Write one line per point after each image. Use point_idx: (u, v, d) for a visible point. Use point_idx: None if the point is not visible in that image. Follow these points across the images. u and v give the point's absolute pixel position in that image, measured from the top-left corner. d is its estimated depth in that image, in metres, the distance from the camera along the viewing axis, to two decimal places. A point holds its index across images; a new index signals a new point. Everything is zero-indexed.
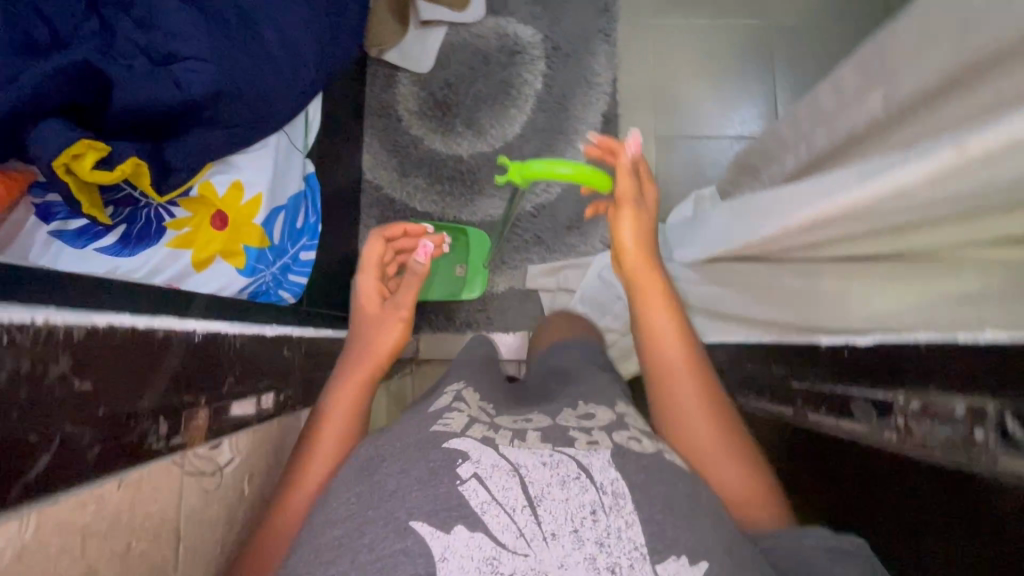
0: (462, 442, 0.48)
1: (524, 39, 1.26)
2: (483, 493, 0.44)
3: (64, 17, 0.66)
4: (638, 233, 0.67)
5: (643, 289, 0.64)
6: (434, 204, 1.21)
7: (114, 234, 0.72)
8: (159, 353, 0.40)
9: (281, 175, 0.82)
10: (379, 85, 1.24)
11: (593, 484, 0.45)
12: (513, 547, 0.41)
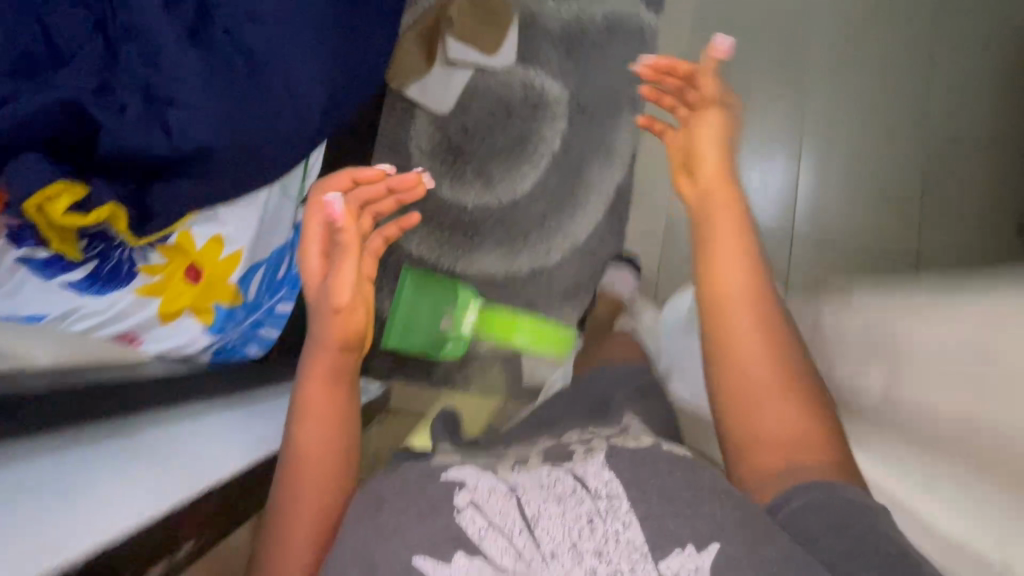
0: (457, 471, 0.54)
1: (549, 94, 1.22)
2: (480, 519, 0.50)
3: (70, 35, 0.66)
4: (719, 141, 0.64)
5: (715, 242, 0.61)
6: (429, 251, 1.18)
7: (84, 268, 0.70)
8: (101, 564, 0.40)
9: (266, 228, 0.78)
10: (394, 119, 1.20)
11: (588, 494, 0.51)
12: (513, 571, 0.47)
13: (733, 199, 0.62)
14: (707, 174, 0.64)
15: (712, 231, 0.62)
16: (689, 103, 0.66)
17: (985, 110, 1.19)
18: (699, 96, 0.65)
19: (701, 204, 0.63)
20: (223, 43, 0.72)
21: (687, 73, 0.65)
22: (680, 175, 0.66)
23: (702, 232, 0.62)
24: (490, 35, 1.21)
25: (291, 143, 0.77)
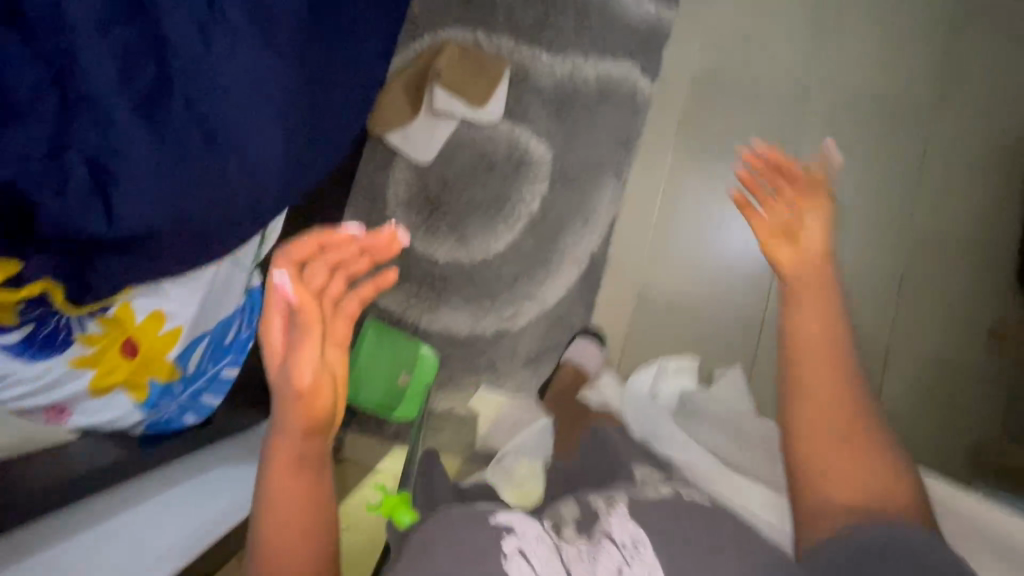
0: (504, 516, 0.55)
1: (533, 154, 1.21)
2: (526, 569, 0.51)
3: (24, 84, 0.63)
4: (822, 235, 0.71)
5: (802, 297, 0.68)
6: (396, 303, 1.17)
7: (18, 332, 0.65)
8: None
9: (215, 299, 0.79)
10: (372, 165, 1.19)
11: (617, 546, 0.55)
12: None
13: (826, 278, 0.69)
14: (807, 253, 0.70)
15: (805, 289, 0.68)
16: (784, 194, 0.73)
17: (960, 217, 1.21)
18: (803, 189, 0.72)
19: (798, 278, 0.69)
20: (175, 113, 0.71)
21: (790, 168, 0.74)
22: (774, 245, 0.71)
23: (792, 302, 0.68)
24: (478, 89, 1.18)
25: (245, 218, 0.78)
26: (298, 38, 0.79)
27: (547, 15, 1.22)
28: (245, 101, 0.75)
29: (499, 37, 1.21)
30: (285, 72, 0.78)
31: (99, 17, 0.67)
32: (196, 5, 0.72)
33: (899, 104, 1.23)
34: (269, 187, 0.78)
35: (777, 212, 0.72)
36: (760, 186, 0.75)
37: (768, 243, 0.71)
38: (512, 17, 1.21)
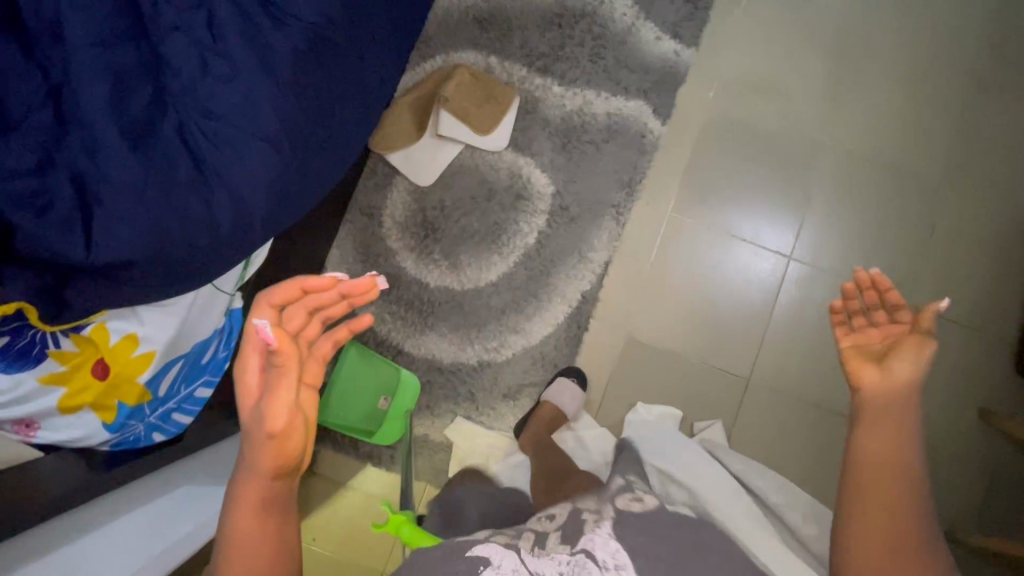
0: (483, 549, 0.61)
1: (536, 186, 1.19)
2: None
3: (19, 102, 0.66)
4: (919, 369, 0.60)
5: (873, 417, 0.60)
6: (383, 324, 1.17)
7: None
8: None
9: (191, 322, 0.79)
10: (372, 183, 1.19)
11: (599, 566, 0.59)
12: None
13: (907, 413, 0.60)
14: (894, 381, 0.60)
15: (883, 415, 0.60)
16: (883, 320, 0.64)
17: (965, 291, 1.19)
18: (905, 319, 0.63)
19: (875, 399, 0.61)
20: (165, 141, 0.72)
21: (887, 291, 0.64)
22: (856, 364, 0.62)
23: (863, 423, 0.61)
24: (486, 116, 1.16)
25: (233, 252, 0.78)
26: (296, 68, 0.78)
27: (562, 46, 1.20)
28: (236, 130, 0.75)
29: (512, 64, 1.20)
30: (283, 104, 0.77)
31: (101, 41, 0.69)
32: (197, 33, 0.74)
33: (907, 172, 1.22)
34: (251, 218, 0.77)
35: (867, 334, 0.64)
36: (856, 307, 0.66)
37: (853, 362, 0.63)
38: (527, 46, 1.20)
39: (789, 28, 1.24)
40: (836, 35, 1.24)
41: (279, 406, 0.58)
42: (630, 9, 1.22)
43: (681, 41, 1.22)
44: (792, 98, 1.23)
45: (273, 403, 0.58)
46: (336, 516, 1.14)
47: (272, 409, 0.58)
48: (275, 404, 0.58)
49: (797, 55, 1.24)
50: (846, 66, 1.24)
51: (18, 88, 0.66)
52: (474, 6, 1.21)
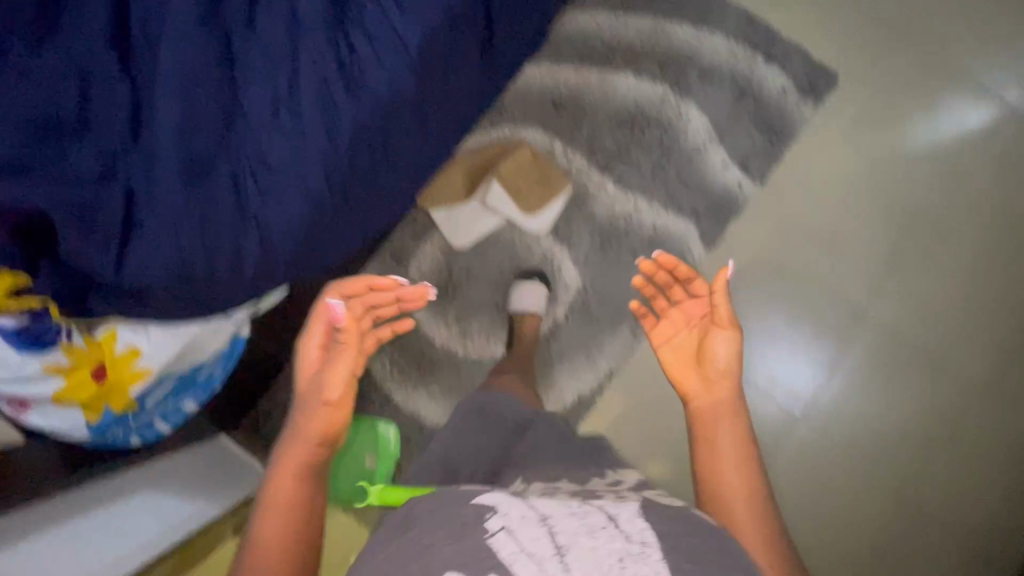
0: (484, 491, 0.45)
1: (562, 276, 1.19)
2: (513, 544, 0.41)
3: (101, 115, 0.71)
4: (734, 356, 0.65)
5: (701, 428, 0.63)
6: (379, 368, 1.19)
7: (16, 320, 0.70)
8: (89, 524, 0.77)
9: (195, 346, 0.83)
10: (410, 231, 1.21)
11: (625, 536, 0.43)
12: None
13: (731, 412, 0.63)
14: (713, 376, 0.65)
15: (713, 424, 0.63)
16: (680, 295, 0.72)
17: (972, 506, 1.12)
18: (698, 292, 0.71)
19: (702, 407, 0.64)
20: (218, 180, 0.76)
21: (687, 277, 0.73)
22: (677, 370, 0.67)
23: (701, 441, 0.62)
24: (533, 198, 1.17)
25: (249, 290, 0.82)
26: (356, 138, 0.81)
27: (628, 149, 1.21)
28: (285, 188, 0.78)
29: (574, 153, 1.21)
30: (333, 167, 0.81)
31: (188, 76, 0.74)
32: (276, 83, 0.78)
33: (945, 370, 1.16)
34: (274, 267, 0.81)
35: (670, 328, 0.70)
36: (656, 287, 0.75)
37: (673, 366, 0.67)
38: (594, 140, 1.21)
39: (863, 189, 1.21)
40: (909, 210, 1.20)
41: (336, 378, 0.59)
42: (704, 130, 1.21)
43: (747, 174, 1.20)
44: (847, 257, 1.19)
45: (332, 372, 0.58)
46: None
47: (333, 374, 0.58)
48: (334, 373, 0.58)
49: (863, 218, 1.20)
50: (911, 240, 1.19)
51: (104, 104, 0.71)
52: (555, 87, 1.23)
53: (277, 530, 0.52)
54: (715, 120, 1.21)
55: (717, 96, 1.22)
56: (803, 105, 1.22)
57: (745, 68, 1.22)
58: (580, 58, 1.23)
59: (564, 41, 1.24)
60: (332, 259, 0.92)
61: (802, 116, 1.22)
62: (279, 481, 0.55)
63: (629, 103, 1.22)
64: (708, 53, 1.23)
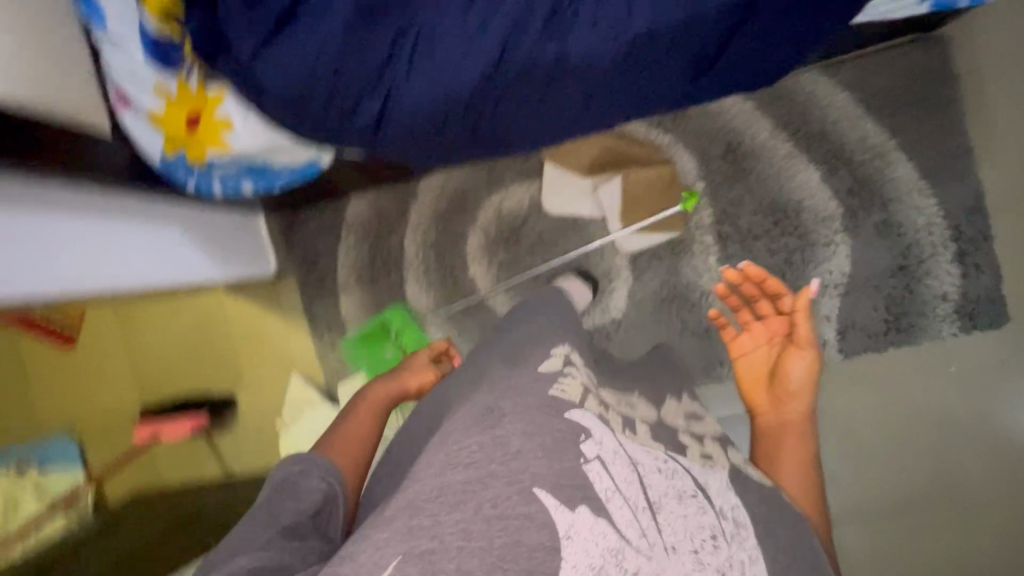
0: (584, 419, 0.54)
1: (610, 299, 1.17)
2: (605, 478, 0.52)
3: None
4: (808, 373, 0.79)
5: (777, 435, 0.78)
6: (414, 257, 1.23)
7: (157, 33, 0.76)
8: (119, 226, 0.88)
9: (279, 149, 0.88)
10: (518, 165, 1.19)
11: (715, 509, 0.56)
12: (636, 545, 0.49)
13: (802, 426, 0.78)
14: (786, 392, 0.79)
15: (783, 434, 0.78)
16: (766, 310, 0.85)
17: None
18: (782, 309, 0.83)
19: (777, 425, 0.79)
20: (380, 30, 0.74)
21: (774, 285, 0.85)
22: (754, 391, 0.82)
23: (778, 444, 0.77)
24: (637, 218, 1.12)
25: (345, 136, 0.84)
26: (518, 74, 0.77)
27: (754, 238, 1.12)
28: (423, 80, 0.76)
29: (704, 205, 1.14)
30: (481, 87, 0.77)
31: None
32: None
33: None
34: (377, 134, 0.82)
35: (747, 343, 0.85)
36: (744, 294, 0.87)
37: (748, 384, 0.83)
38: (732, 207, 1.13)
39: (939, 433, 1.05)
40: (971, 479, 1.02)
41: (418, 376, 0.90)
42: (836, 275, 1.10)
43: (839, 341, 1.10)
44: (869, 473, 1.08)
45: (420, 370, 0.91)
46: (255, 319, 1.30)
47: (419, 373, 0.91)
48: (420, 371, 0.90)
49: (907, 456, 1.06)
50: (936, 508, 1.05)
51: None
52: (739, 133, 1.13)
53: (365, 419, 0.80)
54: (855, 274, 1.09)
55: (878, 254, 1.08)
56: (946, 321, 1.06)
57: (928, 248, 1.06)
58: (786, 122, 1.11)
59: (783, 97, 1.11)
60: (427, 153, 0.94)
61: (938, 331, 1.06)
62: (368, 396, 0.84)
63: (792, 198, 1.11)
64: (906, 207, 1.07)
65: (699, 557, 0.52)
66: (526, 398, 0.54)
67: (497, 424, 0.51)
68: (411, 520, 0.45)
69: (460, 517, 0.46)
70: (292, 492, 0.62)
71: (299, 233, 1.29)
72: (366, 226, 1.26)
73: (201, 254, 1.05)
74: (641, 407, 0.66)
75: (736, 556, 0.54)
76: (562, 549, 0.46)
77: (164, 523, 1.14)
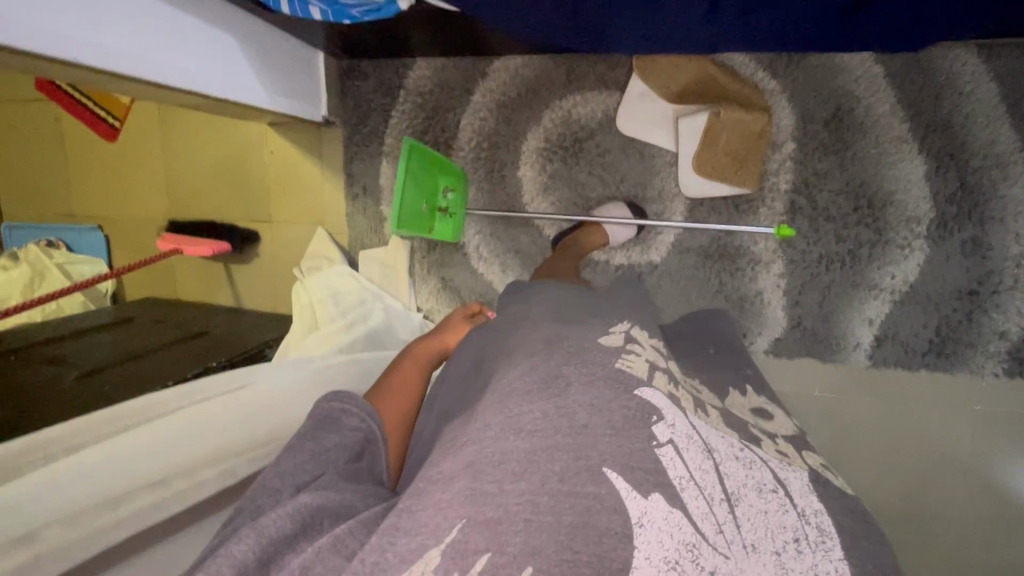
0: (653, 399, 0.56)
1: (653, 240, 1.11)
2: (680, 467, 0.50)
3: None
4: None
5: None
6: (467, 143, 1.17)
7: None
8: (180, 24, 0.82)
9: None
10: (598, 71, 1.09)
11: (797, 511, 0.52)
12: (712, 541, 0.45)
13: None
14: None
15: None
16: None
17: None
18: None
19: None
20: None
21: None
22: None
23: None
24: (715, 163, 1.02)
25: None
26: None
27: (826, 219, 1.03)
28: None
29: (785, 169, 1.04)
30: None
31: None
32: None
33: None
34: None
35: None
36: None
37: None
38: (816, 179, 1.03)
39: (961, 466, 1.01)
40: (961, 520, 1.01)
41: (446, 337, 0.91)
42: (898, 281, 1.02)
43: (873, 347, 1.05)
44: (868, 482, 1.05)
45: (448, 332, 0.92)
46: (293, 164, 1.27)
47: (447, 335, 0.92)
48: (447, 333, 0.92)
49: (922, 472, 1.03)
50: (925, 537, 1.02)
51: None
52: (854, 100, 1.00)
53: (411, 377, 0.80)
54: (918, 285, 1.01)
55: (951, 270, 0.99)
56: (993, 359, 0.99)
57: (1007, 279, 0.97)
58: (905, 101, 0.98)
59: (919, 69, 0.97)
60: (509, 18, 0.82)
61: (980, 367, 1.00)
62: (411, 357, 0.84)
63: (884, 188, 1.00)
64: (1003, 230, 0.97)
65: (781, 561, 0.46)
66: (592, 369, 0.57)
67: (561, 394, 0.54)
68: (473, 484, 0.47)
69: (525, 487, 0.46)
70: (335, 427, 0.64)
71: (352, 85, 1.22)
72: (424, 96, 1.18)
73: (252, 82, 0.99)
74: (706, 392, 0.70)
75: (823, 566, 0.47)
76: (635, 536, 0.43)
77: (172, 332, 1.14)
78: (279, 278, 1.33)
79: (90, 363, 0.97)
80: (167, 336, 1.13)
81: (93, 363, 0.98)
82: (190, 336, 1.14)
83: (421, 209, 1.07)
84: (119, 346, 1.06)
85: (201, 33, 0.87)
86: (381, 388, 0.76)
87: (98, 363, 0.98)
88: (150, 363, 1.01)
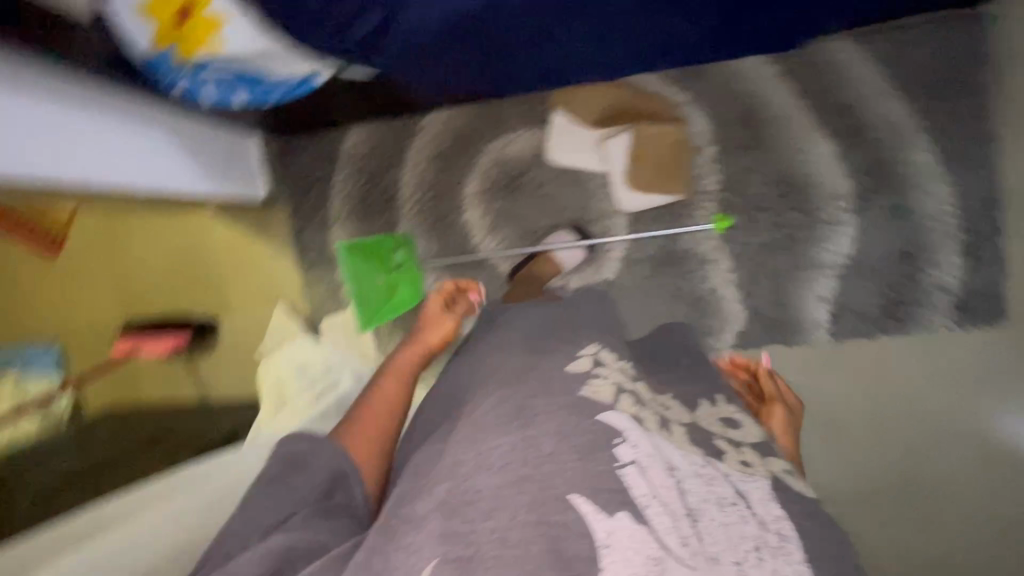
0: (615, 420, 0.55)
1: (604, 258, 1.14)
2: (643, 484, 0.50)
3: None
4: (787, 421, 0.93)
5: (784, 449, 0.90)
6: (410, 199, 1.20)
7: None
8: (106, 125, 0.84)
9: (268, 56, 0.84)
10: (523, 111, 1.15)
11: (758, 519, 0.53)
12: (676, 556, 0.46)
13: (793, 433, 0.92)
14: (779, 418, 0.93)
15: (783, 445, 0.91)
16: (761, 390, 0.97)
17: None
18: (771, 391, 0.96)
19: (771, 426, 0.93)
20: None
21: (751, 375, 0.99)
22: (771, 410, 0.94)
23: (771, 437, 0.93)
24: (643, 177, 1.08)
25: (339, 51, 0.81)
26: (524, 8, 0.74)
27: (759, 211, 1.09)
28: None
29: (711, 171, 1.10)
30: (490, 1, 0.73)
31: None
32: None
33: None
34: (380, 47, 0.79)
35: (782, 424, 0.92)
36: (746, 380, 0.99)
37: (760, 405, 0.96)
38: (739, 176, 1.09)
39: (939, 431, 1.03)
40: (949, 482, 1.01)
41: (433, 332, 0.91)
42: (837, 257, 1.06)
43: (831, 324, 1.08)
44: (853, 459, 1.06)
45: (434, 326, 0.92)
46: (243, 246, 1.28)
47: (431, 334, 0.90)
48: (432, 329, 0.91)
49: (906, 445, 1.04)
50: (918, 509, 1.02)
51: None
52: (759, 99, 1.08)
53: (392, 391, 0.77)
54: (856, 257, 1.06)
55: (882, 239, 1.05)
56: (942, 313, 1.03)
57: (933, 237, 1.03)
58: (802, 94, 1.06)
59: (811, 63, 1.05)
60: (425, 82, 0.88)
61: (932, 323, 1.04)
62: (391, 369, 0.82)
63: (803, 172, 1.07)
64: (919, 193, 1.03)
65: (742, 570, 0.48)
66: (552, 394, 0.57)
67: (527, 425, 0.53)
68: (446, 523, 0.48)
69: (494, 524, 0.47)
70: (303, 467, 0.62)
71: (290, 160, 1.24)
72: (364, 161, 1.21)
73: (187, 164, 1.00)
74: (675, 407, 0.64)
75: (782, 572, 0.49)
76: (602, 559, 0.45)
77: (136, 437, 1.11)
78: (244, 362, 1.31)
79: (50, 486, 0.93)
80: (133, 442, 1.09)
81: (53, 485, 0.94)
82: (156, 439, 1.10)
83: (376, 287, 1.11)
84: (83, 462, 1.01)
85: (129, 131, 0.89)
86: (354, 415, 0.72)
87: (58, 485, 0.94)
88: (110, 473, 0.97)
